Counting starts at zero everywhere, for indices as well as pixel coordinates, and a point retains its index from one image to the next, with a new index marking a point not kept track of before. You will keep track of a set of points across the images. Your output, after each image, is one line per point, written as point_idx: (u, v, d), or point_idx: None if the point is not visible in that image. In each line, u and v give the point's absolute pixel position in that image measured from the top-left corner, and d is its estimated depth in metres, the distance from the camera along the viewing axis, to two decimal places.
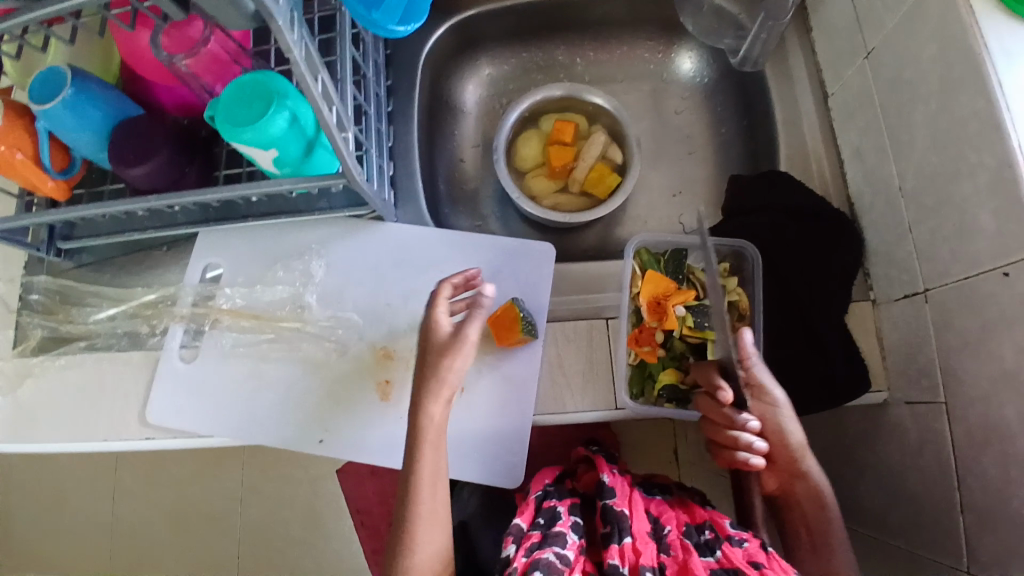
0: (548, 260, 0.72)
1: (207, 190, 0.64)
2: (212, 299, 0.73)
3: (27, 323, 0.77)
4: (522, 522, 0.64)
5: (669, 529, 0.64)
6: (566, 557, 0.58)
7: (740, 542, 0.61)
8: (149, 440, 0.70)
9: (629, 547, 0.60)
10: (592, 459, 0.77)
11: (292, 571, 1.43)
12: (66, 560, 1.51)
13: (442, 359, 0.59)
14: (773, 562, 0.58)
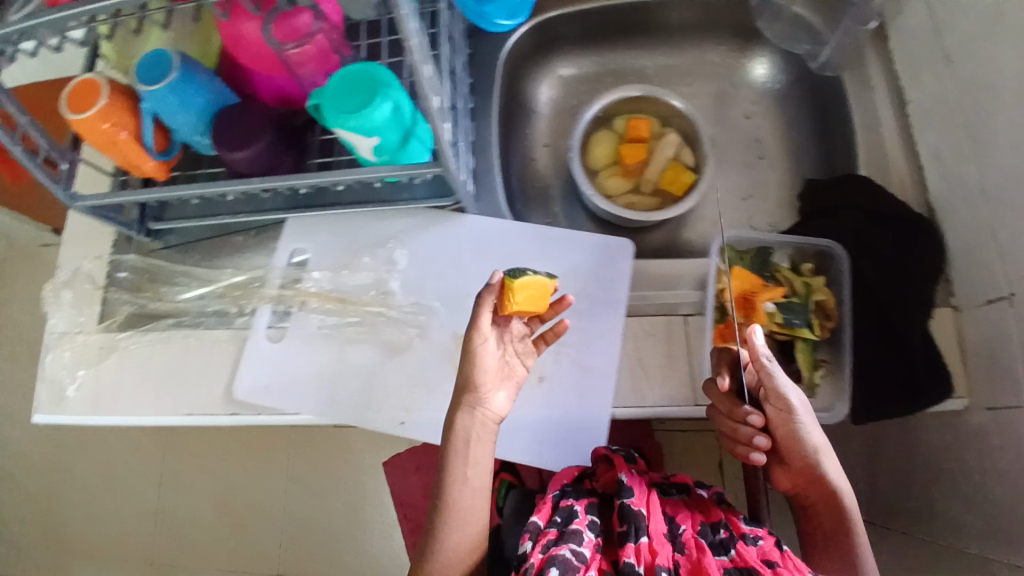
0: (627, 255, 0.73)
1: (302, 177, 0.67)
2: (299, 282, 0.76)
3: (115, 299, 0.79)
4: (538, 520, 0.60)
5: (685, 528, 0.59)
6: (582, 555, 0.56)
7: (755, 540, 0.57)
8: (235, 415, 0.73)
9: (644, 547, 0.56)
10: (610, 458, 0.66)
11: (331, 563, 1.44)
12: (106, 543, 1.52)
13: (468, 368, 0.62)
14: (787, 561, 0.55)
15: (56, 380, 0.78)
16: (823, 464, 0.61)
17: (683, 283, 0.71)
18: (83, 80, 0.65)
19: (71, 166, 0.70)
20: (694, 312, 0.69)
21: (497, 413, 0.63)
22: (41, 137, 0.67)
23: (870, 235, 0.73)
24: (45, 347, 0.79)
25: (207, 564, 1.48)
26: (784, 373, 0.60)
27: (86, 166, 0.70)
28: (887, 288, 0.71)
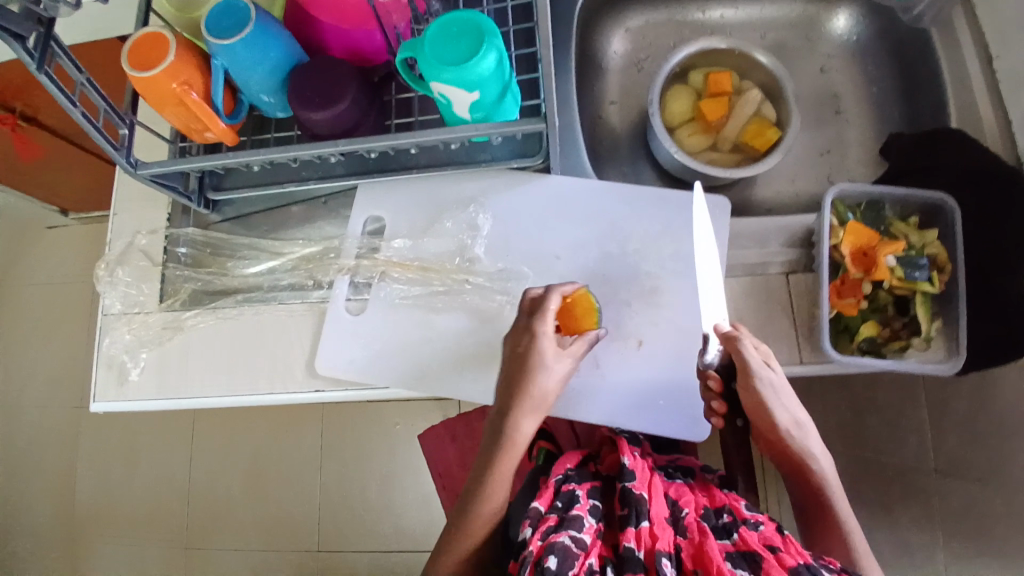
0: (726, 211, 0.70)
1: (383, 137, 0.62)
2: (376, 251, 0.73)
3: (175, 276, 0.75)
4: (539, 505, 0.57)
5: (687, 512, 0.56)
6: (582, 541, 0.53)
7: (756, 525, 0.53)
8: (319, 391, 0.70)
9: (646, 532, 0.54)
10: (614, 439, 0.65)
11: (368, 540, 1.34)
12: (133, 525, 1.42)
13: (538, 368, 0.59)
14: (790, 545, 0.50)
15: (114, 362, 0.73)
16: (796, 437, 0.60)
17: (769, 240, 0.70)
18: (149, 34, 0.60)
19: (130, 131, 0.63)
20: (793, 270, 0.68)
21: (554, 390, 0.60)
22: (99, 98, 0.60)
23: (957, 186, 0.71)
24: (100, 329, 0.74)
25: (241, 545, 1.37)
26: (755, 356, 0.57)
27: (146, 130, 0.64)
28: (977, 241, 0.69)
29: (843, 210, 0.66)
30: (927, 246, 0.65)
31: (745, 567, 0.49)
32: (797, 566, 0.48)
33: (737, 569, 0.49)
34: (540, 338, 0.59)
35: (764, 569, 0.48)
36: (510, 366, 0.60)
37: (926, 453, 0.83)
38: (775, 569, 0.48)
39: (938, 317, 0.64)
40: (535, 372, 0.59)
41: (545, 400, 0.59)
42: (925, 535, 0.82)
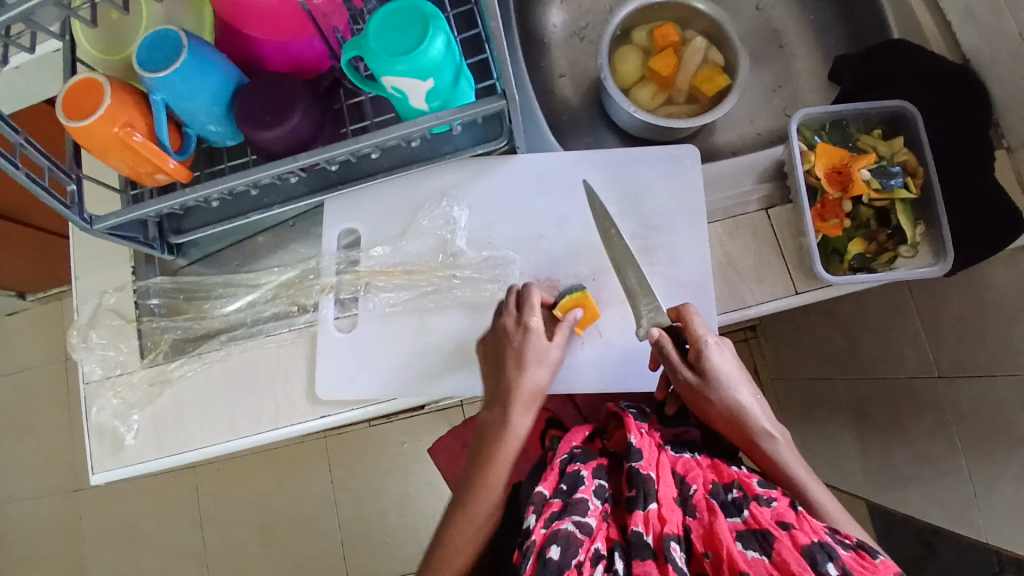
0: (694, 158, 0.70)
1: (343, 143, 0.60)
2: (356, 263, 0.72)
3: (152, 329, 0.72)
4: (543, 489, 0.55)
5: (696, 488, 0.54)
6: (587, 526, 0.52)
7: (768, 501, 0.51)
8: (324, 417, 0.67)
9: (654, 514, 0.52)
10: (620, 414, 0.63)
11: (397, 566, 1.30)
12: None
13: (523, 364, 0.60)
14: (804, 522, 0.49)
15: (105, 430, 0.70)
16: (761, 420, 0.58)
17: (740, 178, 0.70)
18: (80, 81, 0.58)
19: (78, 185, 0.60)
20: (771, 204, 0.68)
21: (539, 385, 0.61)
22: (39, 156, 0.58)
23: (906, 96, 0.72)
24: (84, 398, 0.71)
25: None
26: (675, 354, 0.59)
27: (95, 182, 0.61)
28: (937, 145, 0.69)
29: (810, 135, 0.68)
30: (897, 155, 0.67)
31: (756, 548, 0.48)
32: (811, 545, 0.47)
33: (747, 550, 0.48)
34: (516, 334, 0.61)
35: (775, 551, 0.48)
36: (497, 363, 0.62)
37: (928, 359, 0.84)
38: (787, 552, 0.47)
39: (921, 221, 0.66)
40: (519, 365, 0.60)
41: (535, 395, 0.61)
42: (941, 439, 0.83)
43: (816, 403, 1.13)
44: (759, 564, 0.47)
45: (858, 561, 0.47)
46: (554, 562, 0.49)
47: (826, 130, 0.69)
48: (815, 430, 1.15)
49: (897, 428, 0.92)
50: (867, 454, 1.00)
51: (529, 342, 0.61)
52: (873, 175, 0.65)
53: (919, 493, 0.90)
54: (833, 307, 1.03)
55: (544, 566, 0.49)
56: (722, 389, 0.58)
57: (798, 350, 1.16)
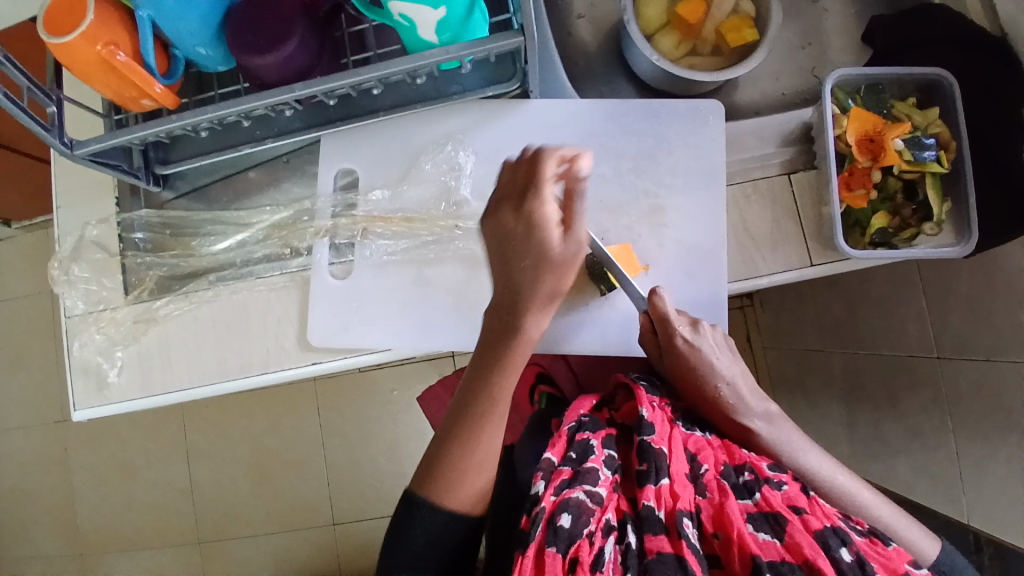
0: (717, 115, 0.66)
1: (341, 75, 0.55)
2: (353, 207, 0.68)
3: (136, 265, 0.69)
4: (552, 457, 0.55)
5: (707, 468, 0.54)
6: (597, 496, 0.52)
7: (779, 484, 0.52)
8: (316, 364, 0.65)
9: (666, 490, 0.52)
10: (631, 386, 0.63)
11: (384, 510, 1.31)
12: (141, 533, 1.37)
13: (545, 273, 0.53)
14: (816, 506, 0.50)
15: (89, 367, 0.67)
16: (747, 401, 0.59)
17: (765, 142, 0.66)
18: None
19: (59, 108, 0.55)
20: (793, 169, 0.65)
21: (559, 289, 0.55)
22: (18, 74, 0.53)
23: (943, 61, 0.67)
24: (66, 333, 0.68)
25: (257, 532, 1.34)
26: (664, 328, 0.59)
27: (78, 106, 0.56)
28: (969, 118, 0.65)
29: (843, 97, 0.64)
30: (931, 126, 0.63)
31: (768, 531, 0.49)
32: (824, 529, 0.49)
33: (759, 532, 0.49)
34: (547, 234, 0.52)
35: (787, 534, 0.48)
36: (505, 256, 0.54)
37: (929, 340, 0.83)
38: (799, 534, 0.48)
39: (948, 198, 0.62)
40: (541, 274, 0.54)
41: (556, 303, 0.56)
42: (934, 419, 0.83)
43: (809, 375, 1.13)
44: (770, 547, 0.48)
45: (873, 548, 0.48)
46: (565, 530, 0.49)
47: (861, 94, 0.65)
48: (805, 401, 1.15)
49: (890, 404, 0.92)
50: (857, 428, 1.00)
51: (538, 233, 0.52)
52: (906, 145, 0.62)
53: (905, 469, 0.90)
54: (838, 280, 1.02)
55: (555, 533, 0.49)
56: (694, 375, 0.60)
57: (796, 321, 1.15)
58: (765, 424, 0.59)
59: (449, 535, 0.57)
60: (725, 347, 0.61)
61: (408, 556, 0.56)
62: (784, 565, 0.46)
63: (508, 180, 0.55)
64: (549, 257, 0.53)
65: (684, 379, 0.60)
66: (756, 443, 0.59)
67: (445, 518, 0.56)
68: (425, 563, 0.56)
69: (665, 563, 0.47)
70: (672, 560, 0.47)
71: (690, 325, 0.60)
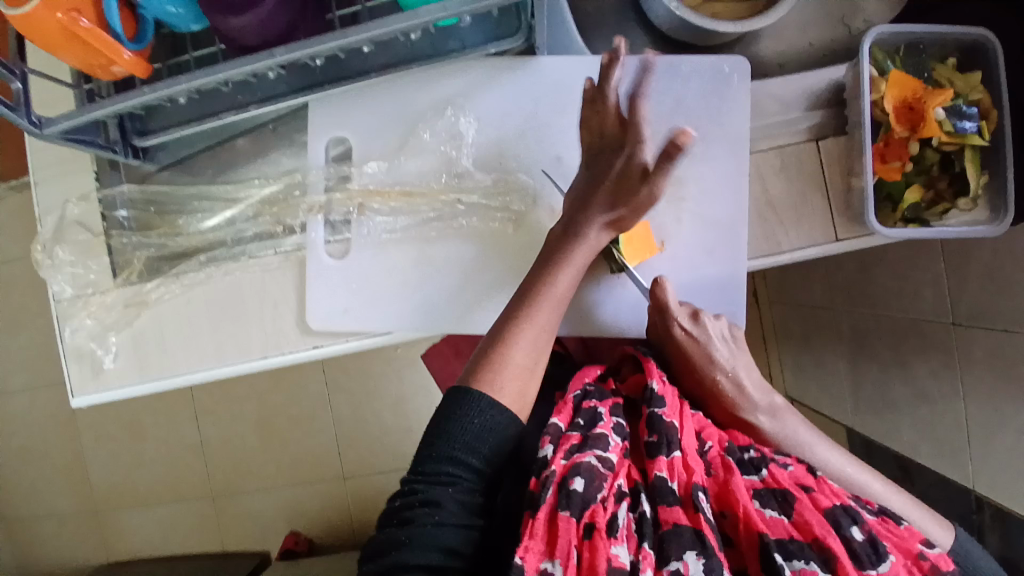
0: (744, 75, 0.60)
1: (329, 37, 0.49)
2: (348, 180, 0.63)
3: (123, 245, 0.65)
4: (559, 422, 0.54)
5: (712, 445, 0.53)
6: (609, 461, 0.50)
7: (786, 464, 0.51)
8: (317, 348, 0.63)
9: (678, 462, 0.50)
10: (638, 357, 0.61)
11: (391, 466, 1.33)
12: (154, 489, 1.40)
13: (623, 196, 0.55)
14: (824, 485, 0.49)
15: (83, 352, 0.65)
16: (750, 393, 0.58)
17: (790, 105, 0.61)
18: None
19: (24, 84, 0.50)
20: (821, 136, 0.60)
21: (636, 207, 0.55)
22: None
23: (986, 13, 0.61)
24: (56, 318, 0.65)
25: (268, 487, 1.37)
26: (665, 316, 0.57)
27: (45, 80, 0.51)
28: (1016, 77, 0.60)
29: (882, 59, 0.58)
30: (972, 93, 0.57)
31: (775, 508, 0.48)
32: (834, 508, 0.47)
33: (765, 509, 0.48)
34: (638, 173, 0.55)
35: (796, 511, 0.47)
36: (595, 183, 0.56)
37: (945, 306, 0.80)
38: (809, 513, 0.47)
39: (985, 171, 0.58)
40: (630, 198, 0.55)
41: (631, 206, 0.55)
42: (945, 383, 0.82)
43: (816, 333, 1.11)
44: (778, 524, 0.47)
45: (885, 527, 0.48)
46: (579, 495, 0.47)
47: (900, 55, 0.59)
48: (811, 359, 1.14)
49: (899, 368, 0.90)
50: (863, 389, 0.99)
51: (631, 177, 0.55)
52: (947, 114, 0.56)
53: (911, 430, 0.90)
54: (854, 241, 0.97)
55: (568, 497, 0.46)
56: (693, 365, 0.58)
57: (804, 278, 1.12)
58: (768, 418, 0.57)
59: (499, 431, 0.51)
60: (729, 340, 0.59)
61: (452, 453, 0.49)
62: (792, 543, 0.45)
63: (608, 117, 0.57)
64: (632, 194, 0.55)
65: (685, 367, 0.59)
66: (759, 437, 0.57)
67: (479, 425, 0.50)
68: (473, 465, 0.49)
69: (681, 534, 0.46)
70: (688, 531, 0.46)
71: (690, 315, 0.58)
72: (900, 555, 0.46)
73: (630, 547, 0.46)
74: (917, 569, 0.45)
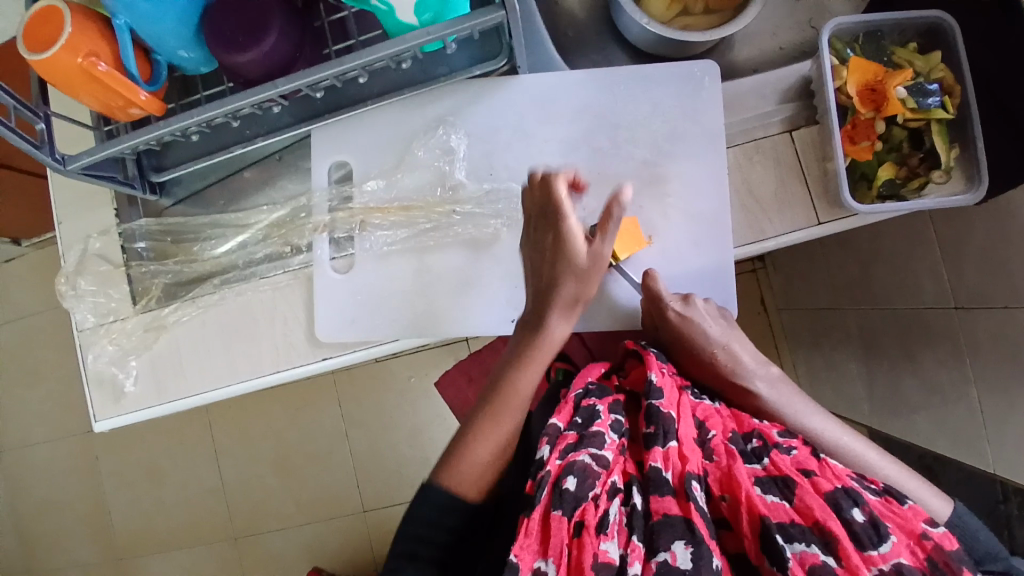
0: (715, 76, 0.64)
1: (325, 66, 0.54)
2: (349, 199, 0.68)
3: (142, 274, 0.69)
4: (558, 422, 0.54)
5: (715, 433, 0.53)
6: (604, 459, 0.51)
7: (788, 449, 0.51)
8: (326, 360, 0.66)
9: (674, 452, 0.51)
10: (640, 352, 0.61)
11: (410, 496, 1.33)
12: (175, 533, 1.41)
13: (568, 276, 0.57)
14: (826, 469, 0.49)
15: (105, 378, 0.68)
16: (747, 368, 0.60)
17: (765, 100, 0.64)
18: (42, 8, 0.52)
19: (47, 124, 0.55)
20: (795, 126, 0.63)
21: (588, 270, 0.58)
22: (3, 94, 0.52)
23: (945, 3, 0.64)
24: (80, 347, 0.69)
25: (288, 524, 1.37)
26: (659, 298, 0.60)
27: (66, 120, 0.56)
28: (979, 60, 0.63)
29: (841, 48, 0.62)
30: (933, 72, 0.61)
31: (776, 493, 0.48)
32: (834, 491, 0.47)
33: (767, 495, 0.48)
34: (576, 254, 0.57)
35: (797, 497, 0.47)
36: (546, 263, 0.58)
37: (945, 291, 0.81)
38: (810, 497, 0.47)
39: (955, 144, 0.60)
40: (575, 264, 0.57)
41: (585, 276, 0.58)
42: (953, 369, 0.81)
43: (824, 332, 1.10)
44: (780, 509, 0.47)
45: (887, 507, 0.47)
46: (570, 494, 0.48)
47: (859, 43, 0.62)
48: (822, 359, 1.13)
49: (907, 358, 0.90)
50: (875, 385, 0.99)
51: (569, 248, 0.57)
52: (909, 93, 0.59)
53: (926, 422, 0.89)
54: (849, 237, 0.99)
55: (561, 497, 0.48)
56: (691, 344, 0.60)
57: (808, 279, 1.13)
58: (766, 386, 0.59)
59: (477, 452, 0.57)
60: (719, 318, 0.61)
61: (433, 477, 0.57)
62: (793, 527, 0.46)
63: (536, 191, 0.58)
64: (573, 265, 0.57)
65: (684, 349, 0.61)
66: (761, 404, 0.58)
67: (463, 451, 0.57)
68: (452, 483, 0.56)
69: (673, 524, 0.46)
70: (679, 522, 0.46)
71: (681, 300, 0.60)
72: (902, 536, 0.45)
73: (619, 541, 0.47)
74: (920, 551, 0.45)
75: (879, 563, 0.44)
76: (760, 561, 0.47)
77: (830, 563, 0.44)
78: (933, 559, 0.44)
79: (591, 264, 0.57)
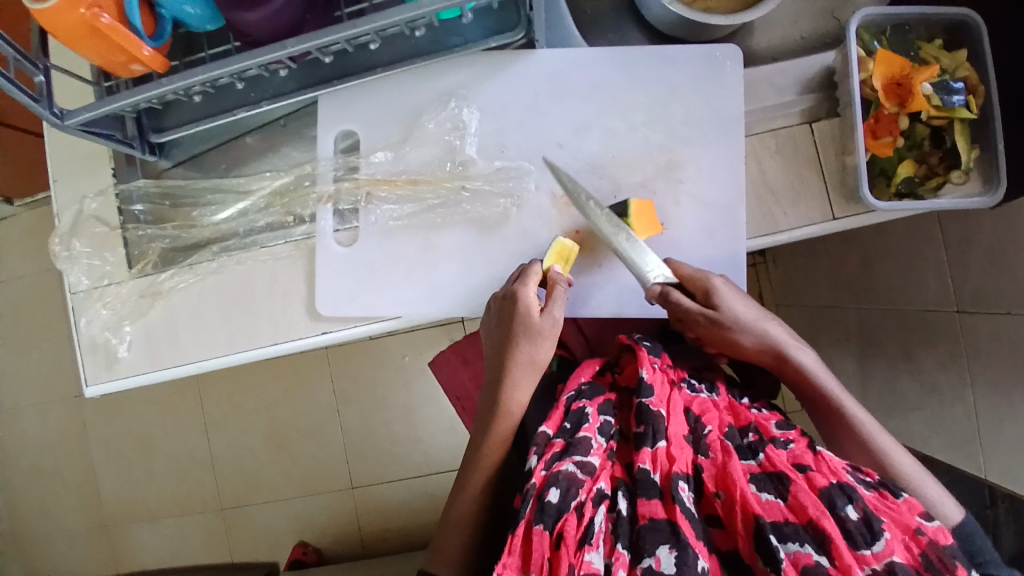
0: (737, 60, 0.62)
1: (336, 28, 0.51)
2: (355, 171, 0.66)
3: (138, 237, 0.67)
4: (547, 429, 0.53)
5: (711, 429, 0.52)
6: (589, 466, 0.50)
7: (785, 443, 0.50)
8: (325, 334, 0.64)
9: (663, 453, 0.50)
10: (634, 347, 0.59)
11: (399, 474, 1.33)
12: (163, 503, 1.41)
13: (520, 338, 0.57)
14: (822, 463, 0.48)
15: (98, 343, 0.67)
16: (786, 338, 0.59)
17: (783, 90, 0.63)
18: None
19: (47, 77, 0.53)
20: (814, 118, 0.61)
21: (539, 332, 0.57)
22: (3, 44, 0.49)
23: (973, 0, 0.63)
24: (74, 310, 0.67)
25: (277, 497, 1.37)
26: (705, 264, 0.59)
27: (67, 74, 0.54)
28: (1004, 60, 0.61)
29: (869, 40, 0.60)
30: (959, 70, 0.59)
31: (772, 491, 0.48)
32: (829, 487, 0.46)
33: (761, 493, 0.48)
34: (529, 316, 0.57)
35: (790, 494, 0.47)
36: (505, 330, 0.58)
37: (947, 294, 0.80)
38: (804, 495, 0.46)
39: (977, 145, 0.59)
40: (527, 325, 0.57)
41: (539, 340, 0.58)
42: (951, 373, 0.81)
43: (822, 330, 1.10)
44: (773, 507, 0.47)
45: (881, 500, 0.46)
46: (553, 506, 0.47)
47: (886, 36, 0.61)
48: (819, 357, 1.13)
49: (905, 359, 0.90)
50: (870, 385, 0.99)
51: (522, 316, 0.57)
52: (935, 89, 0.58)
53: (920, 423, 0.89)
54: (854, 236, 0.98)
55: (543, 510, 0.47)
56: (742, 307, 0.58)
57: (810, 277, 1.12)
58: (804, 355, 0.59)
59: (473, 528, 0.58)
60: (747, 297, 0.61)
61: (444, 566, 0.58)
62: (787, 526, 0.46)
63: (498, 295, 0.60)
64: (528, 324, 0.57)
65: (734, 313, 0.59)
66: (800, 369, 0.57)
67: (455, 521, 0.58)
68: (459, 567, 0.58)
69: (658, 530, 0.46)
70: (664, 526, 0.46)
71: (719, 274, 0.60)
72: (897, 531, 0.45)
73: (604, 550, 0.46)
74: (914, 546, 0.44)
75: (872, 562, 0.44)
76: (752, 560, 0.47)
77: (823, 562, 0.44)
78: (927, 554, 0.44)
79: (544, 325, 0.57)
